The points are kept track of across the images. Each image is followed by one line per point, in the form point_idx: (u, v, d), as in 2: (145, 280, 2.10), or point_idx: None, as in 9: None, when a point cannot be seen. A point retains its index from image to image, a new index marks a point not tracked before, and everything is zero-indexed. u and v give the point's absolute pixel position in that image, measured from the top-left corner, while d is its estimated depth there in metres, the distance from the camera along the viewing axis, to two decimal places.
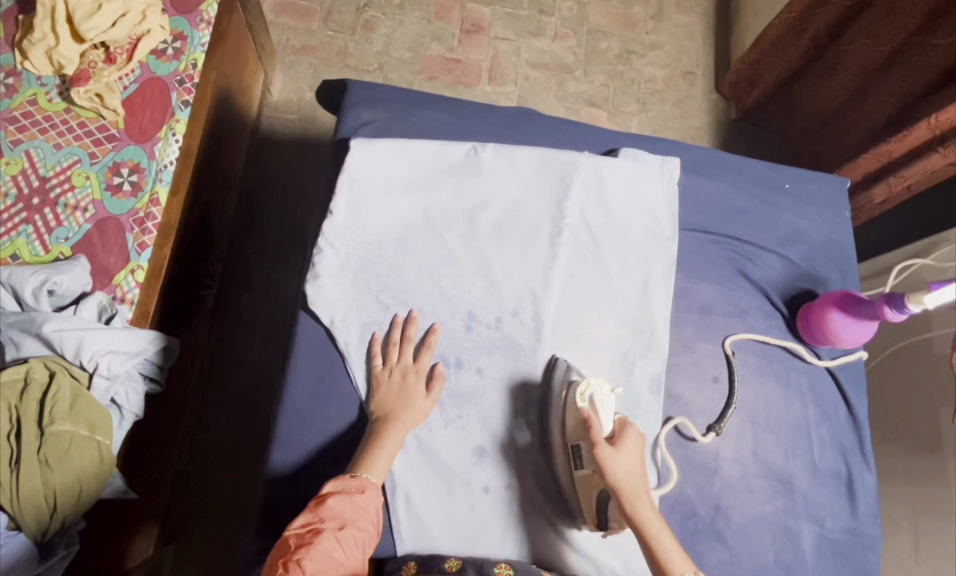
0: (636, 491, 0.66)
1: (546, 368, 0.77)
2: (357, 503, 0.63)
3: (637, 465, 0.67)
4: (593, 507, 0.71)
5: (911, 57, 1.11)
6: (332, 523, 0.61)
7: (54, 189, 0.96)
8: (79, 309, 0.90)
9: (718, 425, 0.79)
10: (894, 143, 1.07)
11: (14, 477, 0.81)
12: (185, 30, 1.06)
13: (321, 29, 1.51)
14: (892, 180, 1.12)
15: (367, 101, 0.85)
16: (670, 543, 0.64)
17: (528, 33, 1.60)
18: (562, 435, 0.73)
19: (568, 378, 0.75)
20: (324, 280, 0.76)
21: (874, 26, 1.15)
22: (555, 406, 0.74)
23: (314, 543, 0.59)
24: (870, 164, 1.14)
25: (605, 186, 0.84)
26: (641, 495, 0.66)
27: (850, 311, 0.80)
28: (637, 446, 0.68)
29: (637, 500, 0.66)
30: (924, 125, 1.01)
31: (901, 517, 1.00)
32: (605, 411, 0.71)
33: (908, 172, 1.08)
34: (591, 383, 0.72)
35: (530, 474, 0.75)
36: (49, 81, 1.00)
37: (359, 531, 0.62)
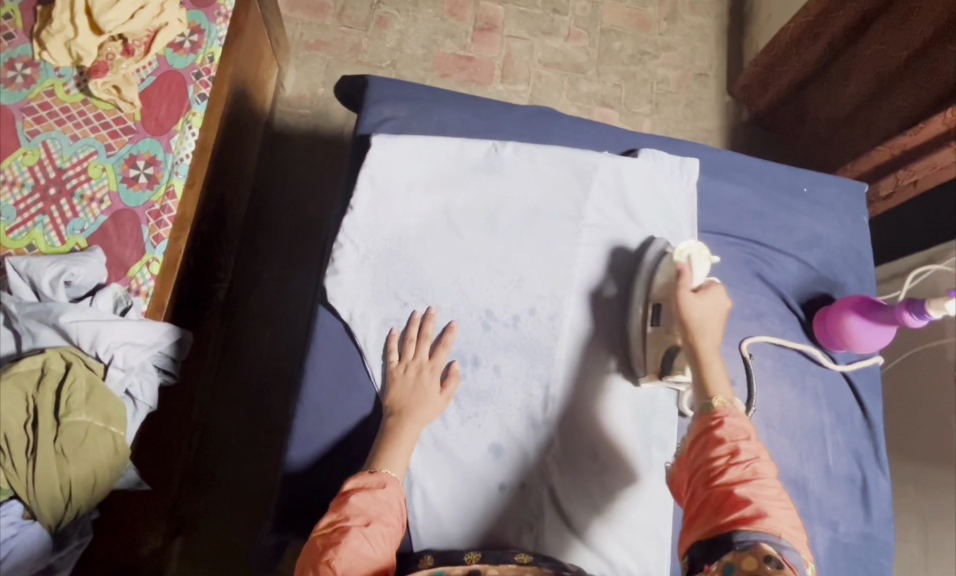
0: (706, 330, 0.69)
1: (643, 246, 0.82)
2: (379, 497, 0.63)
3: (716, 312, 0.70)
4: (660, 355, 0.75)
5: (928, 63, 1.12)
6: (358, 520, 0.60)
7: (70, 180, 0.96)
8: (95, 300, 0.90)
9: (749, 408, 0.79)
10: (909, 136, 1.06)
11: (31, 467, 0.81)
12: (202, 23, 1.07)
13: (335, 24, 1.51)
14: (900, 173, 1.10)
15: (388, 98, 0.84)
16: (720, 373, 0.66)
17: (542, 31, 1.60)
18: (647, 290, 0.78)
19: (664, 250, 0.80)
20: (342, 276, 0.76)
21: (890, 31, 1.15)
22: (645, 271, 0.79)
23: (342, 542, 0.58)
24: (882, 155, 1.13)
25: (624, 186, 0.84)
26: (709, 333, 0.69)
27: (868, 316, 0.79)
28: (721, 300, 0.71)
29: (703, 336, 0.69)
30: (939, 117, 1.00)
31: (910, 523, 1.00)
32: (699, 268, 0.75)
33: (917, 165, 1.06)
34: (690, 246, 0.76)
35: (606, 328, 0.80)
36: (66, 73, 1.00)
37: (385, 526, 0.61)
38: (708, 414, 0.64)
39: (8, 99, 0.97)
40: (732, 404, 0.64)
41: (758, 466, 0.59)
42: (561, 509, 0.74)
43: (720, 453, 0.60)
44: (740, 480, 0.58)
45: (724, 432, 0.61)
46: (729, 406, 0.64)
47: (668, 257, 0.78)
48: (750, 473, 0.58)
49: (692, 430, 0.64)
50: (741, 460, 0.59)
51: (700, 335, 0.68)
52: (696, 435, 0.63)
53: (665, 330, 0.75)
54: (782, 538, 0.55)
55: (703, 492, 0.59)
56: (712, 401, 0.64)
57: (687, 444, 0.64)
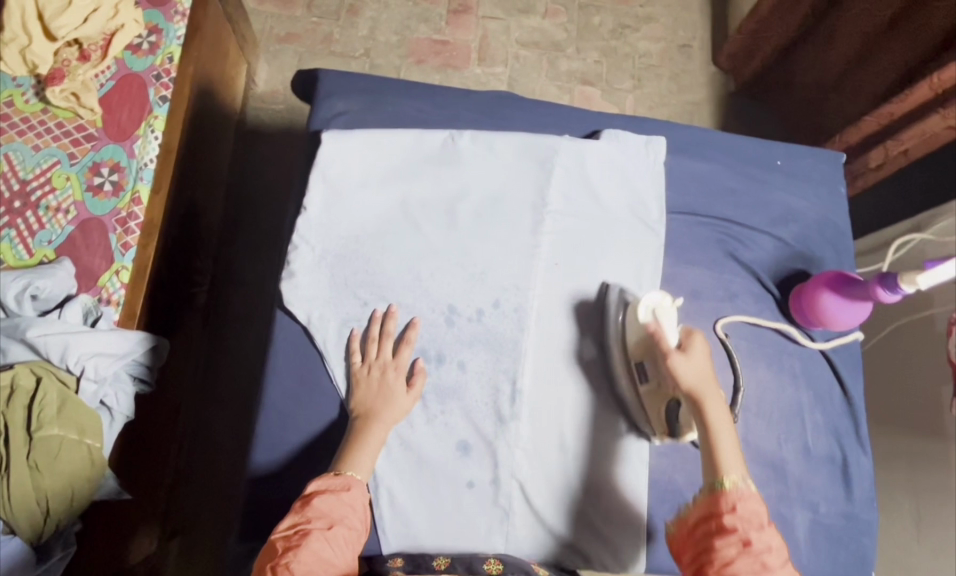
0: (707, 392, 0.68)
1: (601, 291, 0.79)
2: (343, 500, 0.62)
3: (707, 369, 0.68)
4: (663, 417, 0.74)
5: (914, 20, 1.07)
6: (320, 523, 0.60)
7: (34, 192, 0.95)
8: (64, 313, 0.89)
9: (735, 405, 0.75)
10: (895, 103, 1.05)
11: (5, 483, 0.81)
12: (159, 23, 1.04)
13: (305, 15, 1.48)
14: (890, 144, 1.09)
15: (341, 91, 0.82)
16: (729, 446, 0.65)
17: (518, 11, 1.55)
18: (625, 348, 0.75)
19: (623, 297, 0.77)
20: (299, 278, 0.74)
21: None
22: (613, 323, 0.76)
23: (302, 545, 0.58)
24: (870, 126, 1.12)
25: (588, 169, 0.82)
26: (712, 397, 0.67)
27: (841, 292, 0.77)
28: (704, 352, 0.70)
29: (706, 403, 0.67)
30: (925, 83, 0.99)
31: (901, 497, 0.98)
32: (669, 322, 0.72)
33: (908, 135, 1.04)
34: (652, 300, 0.74)
35: (598, 391, 0.77)
36: (24, 82, 0.98)
37: (349, 529, 0.61)
38: (718, 494, 0.63)
39: None
40: (744, 483, 0.63)
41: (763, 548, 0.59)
42: (531, 504, 0.73)
43: (728, 542, 0.60)
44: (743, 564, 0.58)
45: (734, 519, 0.61)
46: (740, 485, 0.63)
47: (629, 305, 0.76)
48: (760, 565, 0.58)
49: (699, 506, 0.63)
50: (751, 546, 0.59)
51: (706, 401, 0.67)
52: (703, 514, 0.63)
53: (658, 387, 0.73)
54: None
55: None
56: (722, 479, 0.63)
57: (696, 518, 0.63)
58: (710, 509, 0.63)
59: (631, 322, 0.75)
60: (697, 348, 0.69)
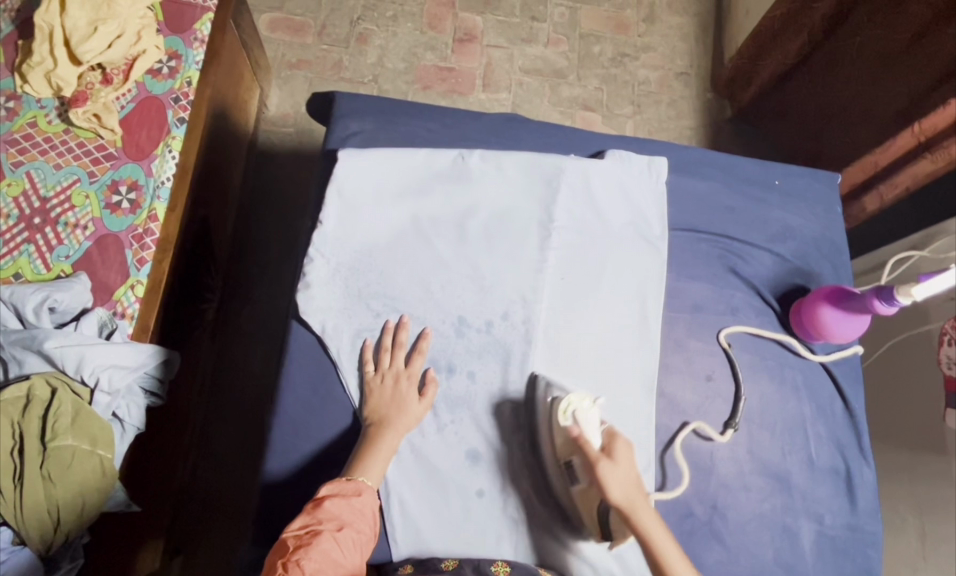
0: (636, 502, 0.67)
1: (529, 383, 0.77)
2: (353, 504, 0.64)
3: (633, 477, 0.68)
4: (596, 520, 0.72)
5: (926, 48, 1.06)
6: (330, 525, 0.61)
7: (54, 209, 0.98)
8: (79, 325, 0.91)
9: (733, 420, 0.80)
10: (878, 154, 1.17)
11: (18, 492, 0.82)
12: (179, 49, 1.09)
13: (316, 43, 1.53)
14: (882, 189, 1.19)
15: (356, 112, 0.86)
16: (676, 557, 0.65)
17: (521, 39, 1.61)
18: (553, 451, 0.74)
19: (548, 393, 0.75)
20: (314, 289, 0.77)
21: (880, 16, 1.12)
22: (543, 422, 0.75)
23: (313, 543, 0.59)
24: (856, 176, 1.24)
25: (593, 187, 0.85)
26: (642, 507, 0.67)
27: (841, 305, 0.79)
28: (629, 458, 0.69)
29: (638, 511, 0.66)
30: (909, 131, 1.10)
31: (906, 514, 0.98)
32: (590, 426, 0.71)
33: (901, 177, 1.14)
34: (572, 400, 0.72)
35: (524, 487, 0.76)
36: (48, 104, 1.02)
37: (357, 533, 0.62)
38: None
39: None
40: None
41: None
42: (540, 511, 0.75)
43: None
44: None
45: None
46: None
47: (551, 403, 0.74)
48: None
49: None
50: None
51: (639, 514, 0.66)
52: None
53: (587, 489, 0.72)
54: None
55: None
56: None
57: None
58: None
59: (555, 423, 0.74)
60: (622, 456, 0.68)
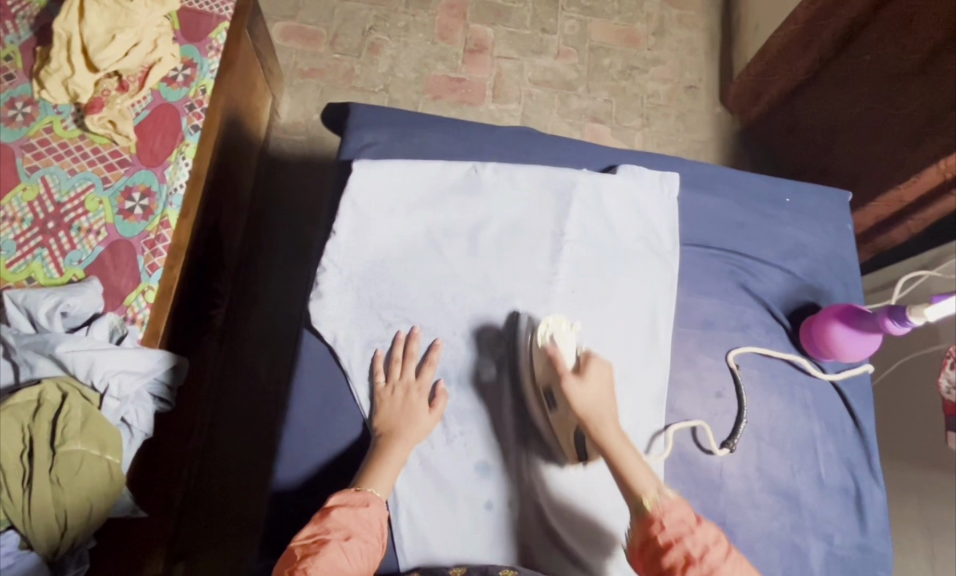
0: (604, 418, 0.70)
1: (508, 321, 0.80)
2: (361, 515, 0.64)
3: (604, 393, 0.71)
4: (572, 444, 0.75)
5: (941, 66, 1.06)
6: (338, 534, 0.62)
7: (68, 214, 0.98)
8: (91, 330, 0.92)
9: (732, 441, 0.79)
10: (904, 188, 1.14)
11: (27, 495, 0.82)
12: (195, 57, 1.10)
13: (328, 52, 1.55)
14: (910, 223, 1.18)
15: (370, 124, 0.87)
16: (639, 470, 0.67)
17: (531, 51, 1.62)
18: (532, 378, 0.77)
19: (528, 326, 0.78)
20: (327, 298, 0.78)
21: (891, 35, 1.14)
22: (522, 348, 0.78)
23: (320, 553, 0.59)
24: (881, 209, 1.20)
25: (604, 201, 0.86)
26: (609, 422, 0.70)
27: (853, 324, 0.79)
28: (602, 376, 0.72)
29: (604, 426, 0.69)
30: (933, 168, 1.07)
31: (914, 534, 0.98)
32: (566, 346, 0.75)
33: (929, 212, 1.13)
34: (550, 323, 0.76)
35: (503, 413, 0.77)
36: (64, 110, 1.02)
37: (364, 543, 0.62)
38: (643, 516, 0.65)
39: (9, 137, 1.00)
40: (662, 497, 0.65)
41: (711, 556, 0.61)
42: (548, 526, 0.75)
43: (673, 556, 0.61)
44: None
45: (667, 535, 0.62)
46: (660, 501, 0.65)
47: (531, 331, 0.78)
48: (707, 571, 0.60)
49: (635, 531, 0.65)
50: (696, 557, 0.61)
51: (605, 428, 0.69)
52: (640, 542, 0.64)
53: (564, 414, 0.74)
54: None
55: None
56: (642, 499, 0.65)
57: (638, 543, 0.64)
58: (644, 534, 0.64)
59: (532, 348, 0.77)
60: (594, 373, 0.72)
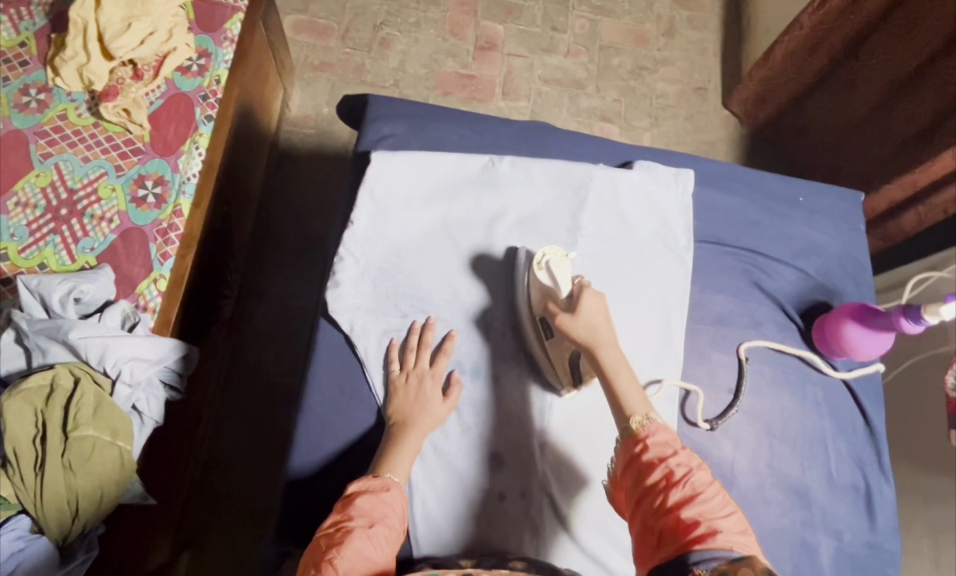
0: (600, 339, 0.69)
1: (508, 253, 0.83)
2: (385, 499, 0.64)
3: (600, 317, 0.70)
4: (568, 368, 0.77)
5: (940, 72, 1.09)
6: (361, 521, 0.61)
7: (81, 201, 0.98)
8: (103, 317, 0.91)
9: (715, 420, 0.80)
10: (920, 172, 1.11)
11: (40, 480, 0.82)
12: (209, 47, 1.10)
13: (339, 46, 1.55)
14: (922, 208, 1.15)
15: (387, 116, 0.88)
16: (630, 390, 0.67)
17: (542, 49, 1.63)
18: (530, 308, 0.79)
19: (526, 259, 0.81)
20: (343, 288, 0.79)
21: (897, 41, 1.16)
22: (520, 279, 0.80)
23: (345, 542, 0.58)
24: (894, 194, 1.18)
25: (620, 197, 0.86)
26: (607, 344, 0.69)
27: (866, 322, 0.80)
28: (599, 303, 0.71)
29: (601, 349, 0.69)
30: (948, 155, 1.05)
31: (920, 533, 0.98)
32: (561, 273, 0.75)
33: (941, 198, 1.10)
34: (547, 253, 0.77)
35: (498, 338, 0.80)
36: (79, 97, 1.02)
37: (389, 529, 0.62)
38: (631, 437, 0.64)
39: (22, 123, 1.00)
40: (649, 420, 0.64)
41: (694, 478, 0.60)
42: (560, 516, 0.76)
43: (657, 476, 0.61)
44: (682, 501, 0.58)
45: (652, 454, 0.62)
46: (648, 422, 0.64)
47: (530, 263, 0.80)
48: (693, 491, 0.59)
49: (620, 452, 0.64)
50: (678, 478, 0.60)
51: (602, 352, 0.69)
52: (626, 460, 0.63)
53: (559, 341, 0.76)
54: (736, 551, 0.54)
55: (655, 523, 0.58)
56: (630, 421, 0.65)
57: (621, 465, 0.64)
58: (628, 454, 0.64)
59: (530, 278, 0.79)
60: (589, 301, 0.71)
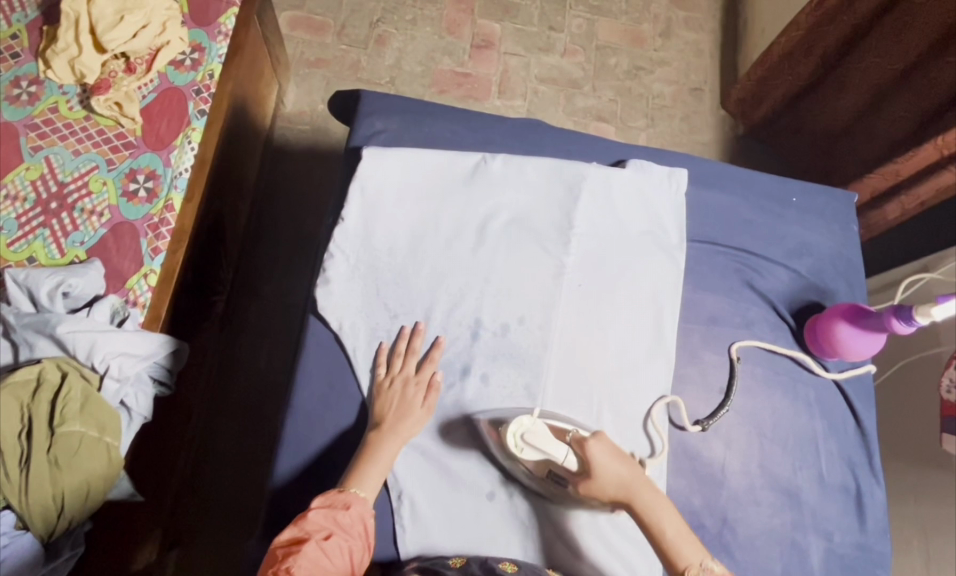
0: (633, 486, 0.69)
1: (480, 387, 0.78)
2: (341, 518, 0.64)
3: (620, 464, 0.69)
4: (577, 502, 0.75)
5: (925, 74, 1.11)
6: (317, 534, 0.62)
7: (71, 194, 0.97)
8: (92, 311, 0.90)
9: (707, 420, 0.80)
10: (901, 163, 1.11)
11: (25, 476, 0.81)
12: (203, 41, 1.09)
13: (335, 42, 1.54)
14: (904, 199, 1.15)
15: (381, 112, 0.88)
16: (676, 535, 0.67)
17: (538, 48, 1.62)
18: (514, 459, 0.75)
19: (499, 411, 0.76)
20: (334, 285, 0.79)
21: (886, 43, 1.15)
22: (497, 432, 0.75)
23: (300, 552, 0.60)
24: (878, 182, 1.18)
25: (614, 196, 0.86)
26: (639, 487, 0.69)
27: (857, 323, 0.80)
28: (610, 451, 0.69)
29: (637, 495, 0.68)
30: (929, 145, 1.05)
31: (910, 535, 0.98)
32: (547, 445, 0.69)
33: (923, 188, 1.11)
34: (522, 425, 0.70)
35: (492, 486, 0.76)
36: (70, 90, 1.01)
37: (345, 541, 0.63)
38: None
39: (13, 115, 0.99)
40: (705, 568, 0.66)
41: None
42: (549, 517, 0.76)
43: None
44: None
45: None
46: (704, 572, 0.65)
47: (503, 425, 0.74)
48: None
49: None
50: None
51: (640, 492, 0.69)
52: None
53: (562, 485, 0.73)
54: None
55: None
56: (686, 572, 0.66)
57: None
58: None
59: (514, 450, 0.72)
60: (597, 450, 0.68)
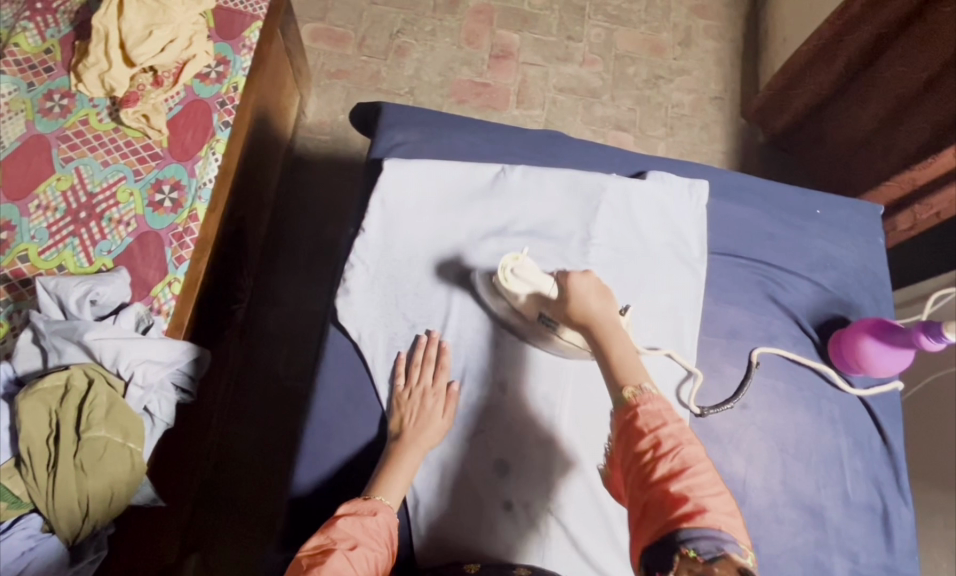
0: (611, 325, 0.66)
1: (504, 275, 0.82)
2: (368, 525, 0.63)
3: (602, 301, 0.68)
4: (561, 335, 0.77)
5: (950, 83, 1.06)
6: (343, 543, 0.60)
7: (100, 204, 0.99)
8: (118, 319, 0.92)
9: (711, 409, 0.80)
10: (919, 170, 1.12)
11: (52, 480, 0.82)
12: (228, 54, 1.11)
13: (356, 54, 1.56)
14: (917, 208, 1.16)
15: (401, 123, 0.89)
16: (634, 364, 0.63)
17: (556, 58, 1.63)
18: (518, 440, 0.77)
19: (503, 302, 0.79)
20: (353, 295, 0.80)
21: (912, 52, 1.13)
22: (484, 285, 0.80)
23: (325, 562, 0.57)
24: (894, 190, 1.19)
25: (633, 207, 0.86)
26: (615, 330, 0.66)
27: (884, 339, 0.79)
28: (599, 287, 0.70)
29: (611, 333, 0.65)
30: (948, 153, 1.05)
31: (940, 558, 0.95)
32: (532, 272, 0.74)
33: (934, 199, 1.11)
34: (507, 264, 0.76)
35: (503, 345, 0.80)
36: (100, 103, 1.04)
37: (370, 551, 0.61)
38: (625, 407, 0.60)
39: (46, 128, 1.01)
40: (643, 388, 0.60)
41: (683, 451, 0.56)
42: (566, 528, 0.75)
43: (643, 446, 0.57)
44: (669, 474, 0.54)
45: (642, 422, 0.58)
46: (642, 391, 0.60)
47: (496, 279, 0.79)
48: (682, 465, 0.55)
49: (614, 423, 0.60)
50: (666, 450, 0.56)
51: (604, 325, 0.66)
52: (619, 431, 0.59)
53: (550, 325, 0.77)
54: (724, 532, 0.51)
55: (642, 496, 0.55)
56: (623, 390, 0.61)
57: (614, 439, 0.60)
58: (619, 421, 0.60)
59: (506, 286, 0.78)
60: (580, 282, 0.69)
